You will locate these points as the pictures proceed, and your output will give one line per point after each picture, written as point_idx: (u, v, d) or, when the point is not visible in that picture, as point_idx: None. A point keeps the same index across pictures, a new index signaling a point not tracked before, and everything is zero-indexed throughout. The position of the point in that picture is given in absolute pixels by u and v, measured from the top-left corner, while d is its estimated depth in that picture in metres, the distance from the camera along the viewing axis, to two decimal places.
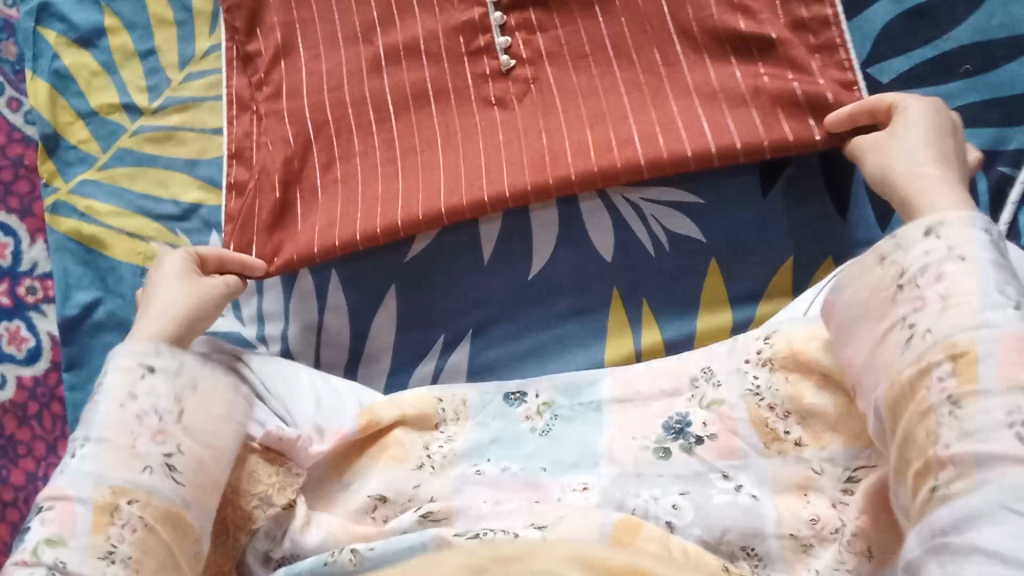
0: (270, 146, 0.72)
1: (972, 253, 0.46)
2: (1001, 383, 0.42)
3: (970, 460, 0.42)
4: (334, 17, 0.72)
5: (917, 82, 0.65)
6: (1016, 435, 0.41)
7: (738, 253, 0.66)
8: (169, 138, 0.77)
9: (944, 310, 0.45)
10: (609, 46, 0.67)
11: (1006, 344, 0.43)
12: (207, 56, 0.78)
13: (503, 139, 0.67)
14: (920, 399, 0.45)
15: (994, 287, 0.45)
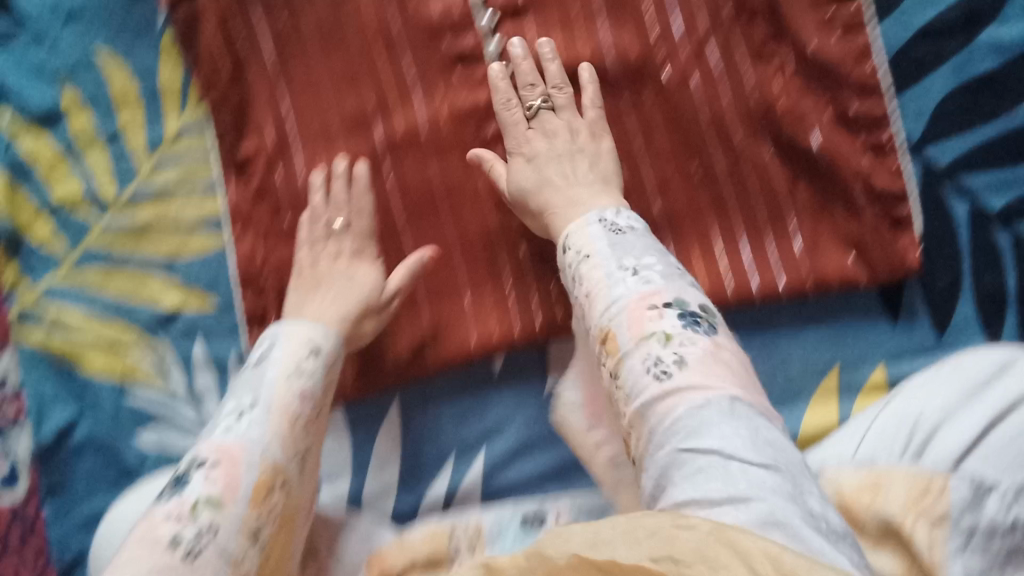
0: (280, 267, 0.68)
1: (594, 248, 0.51)
2: (635, 341, 0.45)
3: (638, 420, 0.43)
4: (327, 104, 0.65)
5: (977, 167, 0.57)
6: (653, 376, 0.43)
7: (777, 363, 0.59)
8: (143, 235, 0.70)
9: (591, 305, 0.49)
10: (637, 138, 0.61)
11: (629, 308, 0.46)
12: (180, 138, 0.70)
13: (529, 254, 0.63)
14: (607, 385, 0.47)
15: (616, 265, 0.49)
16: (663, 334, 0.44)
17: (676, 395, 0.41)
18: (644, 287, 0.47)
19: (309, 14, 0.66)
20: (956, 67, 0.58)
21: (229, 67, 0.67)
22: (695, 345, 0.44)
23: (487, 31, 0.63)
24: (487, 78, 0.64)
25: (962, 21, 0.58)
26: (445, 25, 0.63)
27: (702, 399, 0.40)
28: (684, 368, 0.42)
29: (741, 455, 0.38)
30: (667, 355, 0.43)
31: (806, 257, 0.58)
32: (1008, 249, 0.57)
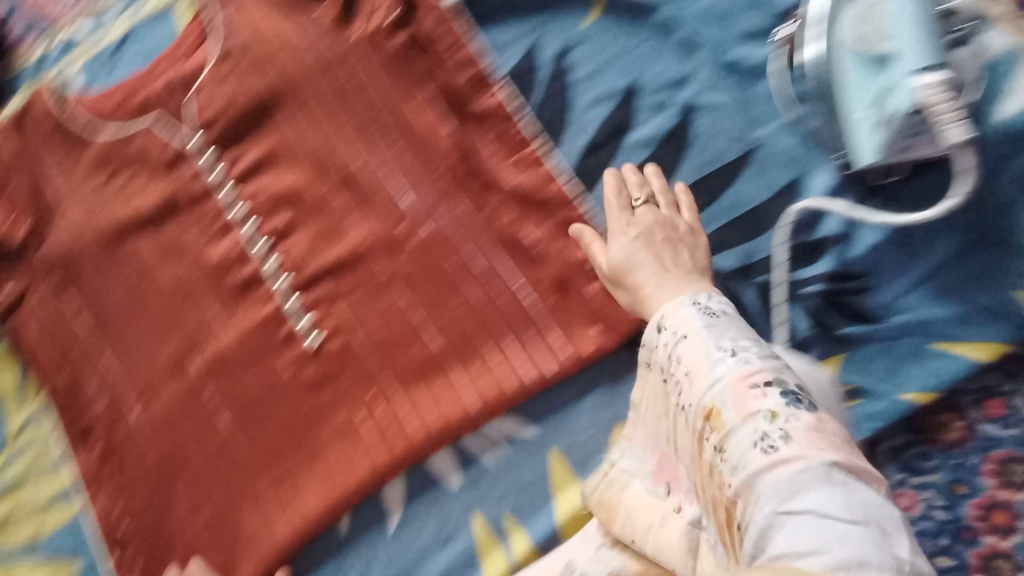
0: (136, 512, 0.73)
1: (689, 328, 0.53)
2: (741, 418, 0.46)
3: (742, 492, 0.44)
4: (148, 355, 0.76)
5: None
6: (762, 449, 0.43)
7: (570, 437, 0.69)
8: (6, 523, 0.77)
9: (692, 382, 0.50)
10: (405, 295, 0.73)
11: (733, 386, 0.47)
12: (25, 429, 0.80)
13: (344, 420, 0.72)
14: (706, 461, 0.48)
15: (713, 348, 0.50)
16: (769, 410, 0.45)
17: (784, 463, 0.42)
18: (743, 367, 0.47)
19: (110, 293, 0.78)
20: (619, 166, 0.73)
21: (61, 350, 0.79)
22: (801, 419, 0.44)
23: (262, 255, 0.76)
24: (271, 290, 0.76)
25: (609, 134, 0.74)
26: (229, 261, 0.76)
27: (802, 464, 0.41)
28: (793, 442, 0.43)
29: (832, 512, 0.39)
30: (774, 430, 0.43)
31: (561, 342, 0.70)
32: (709, 281, 0.70)
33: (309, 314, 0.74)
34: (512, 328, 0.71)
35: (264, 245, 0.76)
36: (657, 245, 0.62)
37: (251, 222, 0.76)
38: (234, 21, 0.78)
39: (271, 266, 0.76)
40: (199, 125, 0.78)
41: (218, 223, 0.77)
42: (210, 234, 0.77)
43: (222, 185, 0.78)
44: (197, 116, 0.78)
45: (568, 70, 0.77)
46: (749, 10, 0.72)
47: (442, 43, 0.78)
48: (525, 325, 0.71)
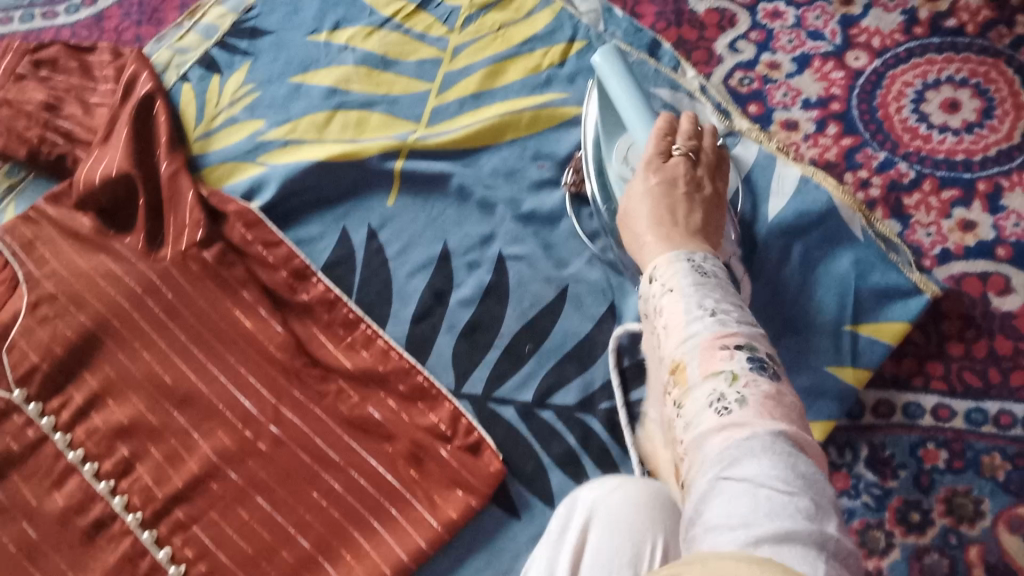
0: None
1: (676, 283, 0.54)
2: (704, 376, 0.48)
3: (693, 449, 0.46)
4: None
5: (503, 379, 0.73)
6: (715, 411, 0.45)
7: None
8: None
9: (666, 338, 0.52)
10: (263, 501, 0.71)
11: (702, 347, 0.49)
12: None
13: None
14: (671, 411, 0.50)
15: (694, 307, 0.51)
16: (730, 374, 0.46)
17: (732, 428, 0.44)
18: (717, 328, 0.49)
19: None
20: (449, 327, 0.76)
21: None
22: (763, 386, 0.46)
23: (108, 493, 0.73)
24: (123, 527, 0.71)
25: (434, 299, 0.77)
26: (72, 508, 0.72)
27: (749, 432, 0.43)
28: (746, 407, 0.44)
29: (769, 483, 0.40)
30: (730, 393, 0.45)
31: (432, 511, 0.69)
32: (555, 418, 0.72)
33: (166, 545, 0.71)
34: (379, 509, 0.70)
35: (108, 483, 0.73)
36: (674, 196, 0.63)
37: (90, 465, 0.73)
38: (45, 267, 0.79)
39: (119, 504, 0.72)
40: (18, 379, 0.76)
41: (57, 470, 0.73)
42: (50, 483, 0.73)
43: (56, 431, 0.75)
44: (14, 371, 0.76)
45: (382, 247, 0.80)
46: (535, 161, 0.80)
47: (255, 246, 0.80)
48: (393, 501, 0.70)
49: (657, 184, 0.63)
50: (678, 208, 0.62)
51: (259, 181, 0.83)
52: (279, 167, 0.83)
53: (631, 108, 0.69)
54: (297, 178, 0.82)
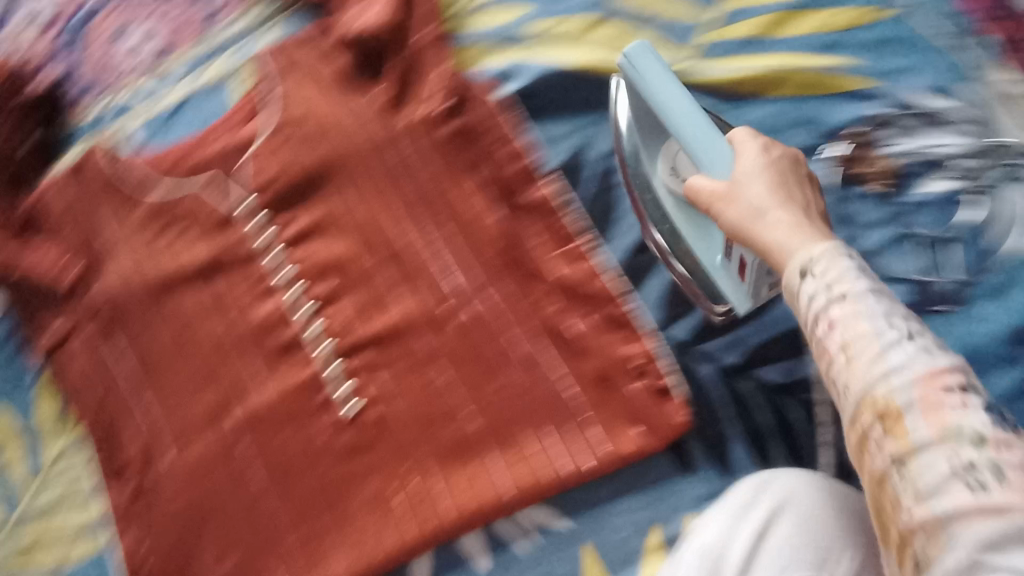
0: (158, 558, 0.75)
1: (850, 289, 0.50)
2: (935, 433, 0.44)
3: (929, 525, 0.43)
4: (184, 406, 0.77)
5: (712, 335, 0.73)
6: (966, 488, 0.42)
7: (608, 534, 0.69)
8: (29, 552, 0.79)
9: (851, 365, 0.48)
10: (450, 370, 0.74)
11: (919, 386, 0.45)
12: (63, 456, 0.82)
13: (374, 492, 0.73)
14: (872, 457, 0.47)
15: (886, 335, 0.47)
16: (977, 434, 0.43)
17: (991, 512, 0.41)
18: (925, 359, 0.46)
19: (162, 336, 0.79)
20: (670, 268, 0.75)
21: (99, 394, 0.80)
22: (1012, 445, 0.43)
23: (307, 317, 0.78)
24: (312, 352, 0.77)
25: (660, 236, 0.76)
26: (277, 320, 0.78)
27: (1013, 516, 0.40)
28: (1006, 482, 0.41)
29: None
30: (979, 460, 0.42)
31: (600, 438, 0.71)
32: (754, 390, 0.71)
33: (348, 382, 0.76)
34: (551, 417, 0.72)
35: (309, 305, 0.78)
36: (791, 178, 0.62)
37: (300, 285, 0.78)
38: (296, 92, 0.81)
39: (314, 329, 0.77)
40: (255, 188, 0.80)
41: (269, 282, 0.79)
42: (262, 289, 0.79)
43: (277, 245, 0.80)
44: (257, 176, 0.80)
45: (616, 170, 0.79)
46: (803, 126, 0.75)
47: (495, 133, 0.81)
48: (566, 414, 0.72)
49: (770, 180, 0.62)
50: (794, 192, 0.61)
51: (512, 69, 0.84)
52: (540, 61, 0.83)
53: (682, 113, 0.68)
54: (551, 78, 0.82)
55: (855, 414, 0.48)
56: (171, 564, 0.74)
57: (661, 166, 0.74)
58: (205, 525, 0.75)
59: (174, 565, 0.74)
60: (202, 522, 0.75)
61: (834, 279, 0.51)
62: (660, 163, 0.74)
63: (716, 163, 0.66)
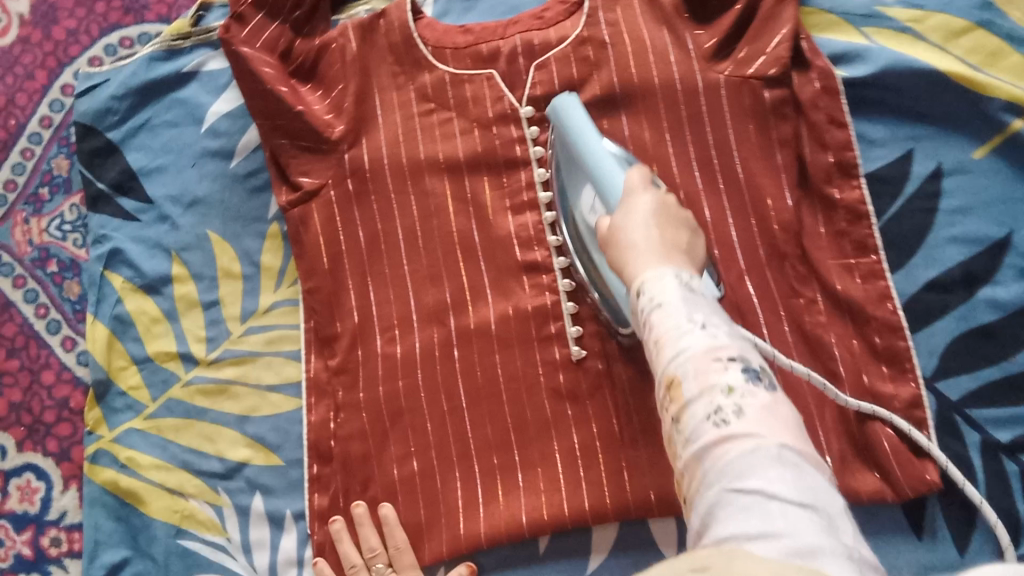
0: (347, 438, 0.72)
1: (667, 298, 0.46)
2: (698, 390, 0.42)
3: (689, 466, 0.41)
4: (409, 296, 0.75)
5: (989, 402, 0.65)
6: (713, 425, 0.40)
7: None
8: (222, 392, 0.76)
9: (658, 356, 0.45)
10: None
11: (696, 359, 0.42)
12: (270, 310, 0.78)
13: (580, 442, 0.69)
14: (666, 430, 0.44)
15: (684, 317, 0.45)
16: (727, 385, 0.41)
17: (731, 441, 0.39)
18: (712, 342, 0.43)
19: (400, 219, 0.76)
20: (961, 317, 0.67)
21: (330, 258, 0.76)
22: (759, 394, 0.41)
23: (555, 248, 0.73)
24: (551, 284, 0.72)
25: (962, 279, 0.68)
26: (519, 241, 0.74)
27: (751, 443, 0.39)
28: (742, 419, 0.40)
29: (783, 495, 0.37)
30: (728, 404, 0.40)
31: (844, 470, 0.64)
32: (1018, 476, 0.64)
33: (580, 324, 0.71)
34: None
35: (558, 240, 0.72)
36: (669, 217, 0.54)
37: (552, 214, 0.73)
38: (610, 12, 0.74)
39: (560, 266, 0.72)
40: (536, 94, 0.75)
41: (524, 198, 0.74)
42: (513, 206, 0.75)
43: (538, 164, 0.74)
44: (531, 90, 0.75)
45: (938, 195, 0.70)
46: None
47: (819, 115, 0.72)
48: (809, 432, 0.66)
49: (654, 208, 0.54)
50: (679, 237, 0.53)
51: (857, 52, 0.73)
52: (887, 49, 0.73)
53: (595, 144, 0.67)
54: (898, 74, 0.72)
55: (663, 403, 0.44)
56: (357, 448, 0.72)
57: (582, 202, 0.67)
58: (400, 421, 0.72)
59: (360, 451, 0.72)
60: (397, 417, 0.72)
61: (656, 284, 0.47)
62: (581, 197, 0.67)
63: (614, 193, 0.63)
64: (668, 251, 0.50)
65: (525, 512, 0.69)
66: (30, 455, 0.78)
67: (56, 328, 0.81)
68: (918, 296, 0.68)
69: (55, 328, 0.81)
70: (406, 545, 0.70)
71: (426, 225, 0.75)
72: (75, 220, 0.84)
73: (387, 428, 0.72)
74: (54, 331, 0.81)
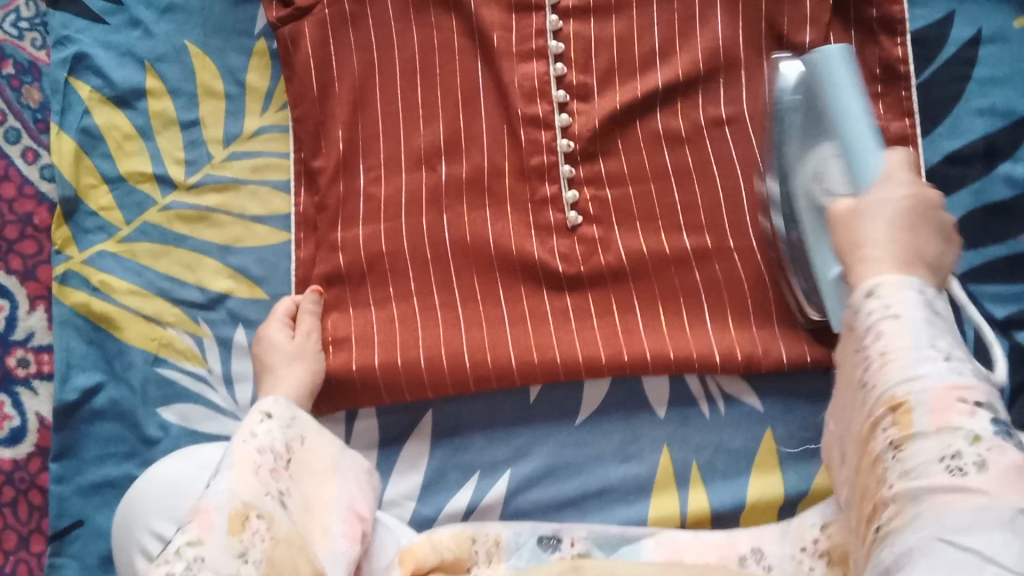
0: (333, 273, 0.69)
1: (907, 310, 0.43)
2: (935, 428, 0.40)
3: (903, 497, 0.40)
4: (412, 130, 0.69)
5: (991, 278, 0.66)
6: (946, 470, 0.40)
7: (795, 426, 0.67)
8: (203, 219, 0.72)
9: (884, 366, 0.42)
10: (676, 209, 0.68)
11: (938, 393, 0.41)
12: (256, 137, 0.72)
13: (575, 305, 0.68)
14: (872, 448, 0.43)
15: (928, 339, 0.42)
16: (974, 433, 0.40)
17: (964, 493, 0.39)
18: (958, 374, 0.41)
19: (400, 47, 0.70)
20: (978, 191, 0.67)
21: (321, 83, 0.70)
22: (1006, 452, 0.40)
23: (558, 104, 0.68)
24: (549, 144, 0.68)
25: (984, 153, 0.67)
26: (520, 91, 0.68)
27: (985, 501, 0.38)
28: (983, 473, 0.39)
29: (1002, 558, 0.36)
30: (970, 453, 0.39)
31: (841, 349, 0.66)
32: (1012, 352, 0.65)
33: (576, 189, 0.68)
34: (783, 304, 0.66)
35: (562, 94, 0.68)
36: (920, 220, 0.46)
37: (561, 67, 0.68)
38: None
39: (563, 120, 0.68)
40: None
41: (531, 46, 0.68)
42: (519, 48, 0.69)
43: (552, 11, 0.68)
44: None
45: (973, 62, 0.69)
46: None
47: None
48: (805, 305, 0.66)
49: (905, 201, 0.46)
50: (919, 233, 0.45)
51: None
52: None
53: (856, 115, 0.55)
54: None
55: (867, 416, 0.43)
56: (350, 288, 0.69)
57: (814, 161, 0.59)
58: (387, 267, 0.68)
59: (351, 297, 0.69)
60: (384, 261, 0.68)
61: (895, 292, 0.43)
62: (815, 154, 0.59)
63: (869, 169, 0.52)
64: (909, 261, 0.44)
65: (519, 369, 0.66)
66: None
67: (16, 138, 0.74)
68: (939, 166, 0.68)
69: (14, 137, 0.74)
70: (363, 393, 0.68)
71: (432, 55, 0.70)
72: (33, 18, 0.76)
73: (365, 272, 0.68)
74: (13, 141, 0.74)
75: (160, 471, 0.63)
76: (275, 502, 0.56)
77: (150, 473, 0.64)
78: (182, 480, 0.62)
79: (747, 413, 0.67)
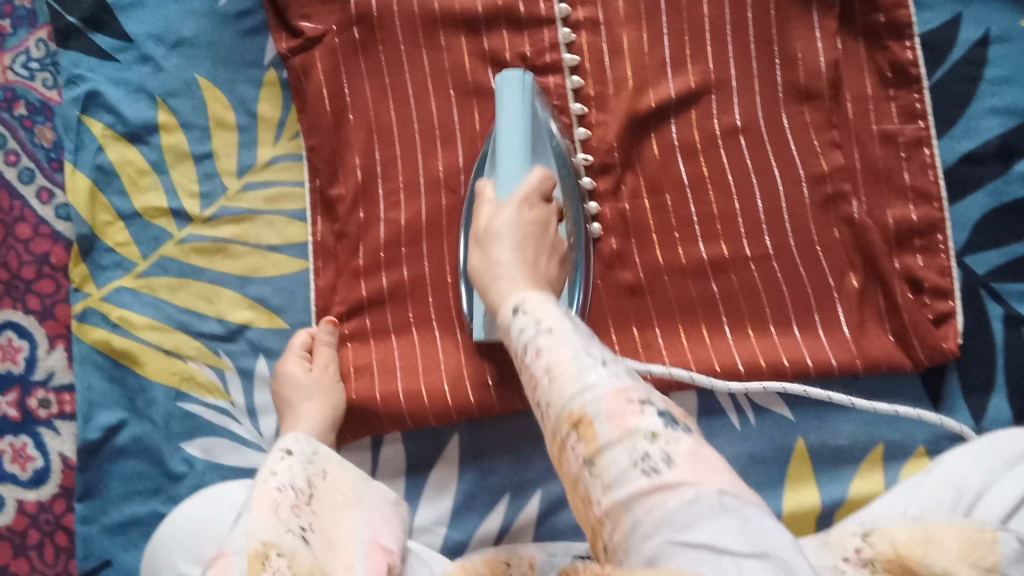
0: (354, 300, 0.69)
1: (557, 325, 0.43)
2: (616, 435, 0.37)
3: (614, 517, 0.36)
4: (426, 153, 0.69)
5: (1013, 276, 0.66)
6: (640, 472, 0.36)
7: (823, 434, 0.66)
8: (220, 251, 0.71)
9: (551, 385, 0.40)
10: (693, 221, 0.67)
11: (609, 398, 0.38)
12: (270, 166, 0.73)
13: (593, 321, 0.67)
14: (570, 474, 0.39)
15: (583, 350, 0.41)
16: (649, 429, 0.37)
17: (668, 491, 0.35)
18: (618, 378, 0.39)
19: (411, 70, 0.70)
20: (995, 190, 0.68)
21: (334, 111, 0.70)
22: (685, 441, 0.37)
23: (576, 117, 0.69)
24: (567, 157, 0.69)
25: (999, 152, 0.68)
26: None
27: (688, 492, 0.35)
28: (672, 464, 0.36)
29: (731, 548, 0.34)
30: (656, 450, 0.36)
31: (864, 354, 0.65)
32: None
33: (596, 202, 0.68)
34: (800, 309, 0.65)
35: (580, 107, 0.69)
36: (538, 237, 0.55)
37: (577, 79, 0.68)
38: None
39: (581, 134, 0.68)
40: None
41: (546, 60, 0.69)
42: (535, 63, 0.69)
43: (563, 24, 0.69)
44: None
45: (983, 63, 0.69)
46: None
47: None
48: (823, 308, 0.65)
49: (528, 220, 0.56)
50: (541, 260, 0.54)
51: None
52: None
53: (511, 138, 0.61)
54: None
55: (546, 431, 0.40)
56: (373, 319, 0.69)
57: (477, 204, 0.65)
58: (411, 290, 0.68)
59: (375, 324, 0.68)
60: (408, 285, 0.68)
61: (551, 330, 0.42)
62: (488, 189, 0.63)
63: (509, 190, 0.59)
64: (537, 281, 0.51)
65: None
66: (9, 313, 0.72)
67: (31, 178, 0.74)
68: (954, 167, 0.68)
69: (29, 178, 0.74)
70: (386, 418, 0.67)
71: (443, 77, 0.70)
72: (43, 58, 0.76)
73: (385, 298, 0.68)
74: (28, 182, 0.74)
75: (182, 515, 0.62)
76: (298, 538, 0.54)
77: (173, 516, 0.62)
78: (206, 524, 0.61)
79: (777, 424, 0.67)
